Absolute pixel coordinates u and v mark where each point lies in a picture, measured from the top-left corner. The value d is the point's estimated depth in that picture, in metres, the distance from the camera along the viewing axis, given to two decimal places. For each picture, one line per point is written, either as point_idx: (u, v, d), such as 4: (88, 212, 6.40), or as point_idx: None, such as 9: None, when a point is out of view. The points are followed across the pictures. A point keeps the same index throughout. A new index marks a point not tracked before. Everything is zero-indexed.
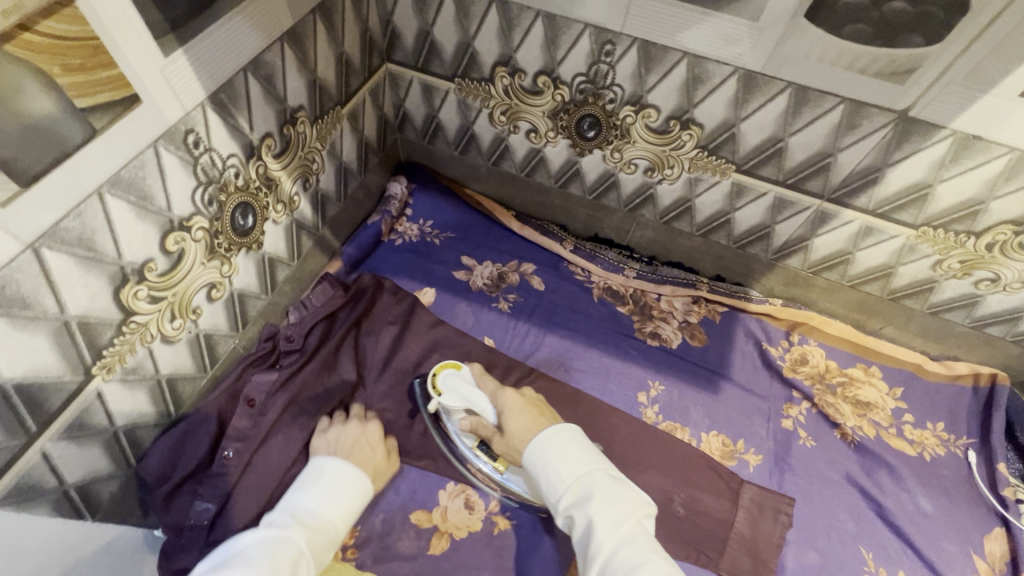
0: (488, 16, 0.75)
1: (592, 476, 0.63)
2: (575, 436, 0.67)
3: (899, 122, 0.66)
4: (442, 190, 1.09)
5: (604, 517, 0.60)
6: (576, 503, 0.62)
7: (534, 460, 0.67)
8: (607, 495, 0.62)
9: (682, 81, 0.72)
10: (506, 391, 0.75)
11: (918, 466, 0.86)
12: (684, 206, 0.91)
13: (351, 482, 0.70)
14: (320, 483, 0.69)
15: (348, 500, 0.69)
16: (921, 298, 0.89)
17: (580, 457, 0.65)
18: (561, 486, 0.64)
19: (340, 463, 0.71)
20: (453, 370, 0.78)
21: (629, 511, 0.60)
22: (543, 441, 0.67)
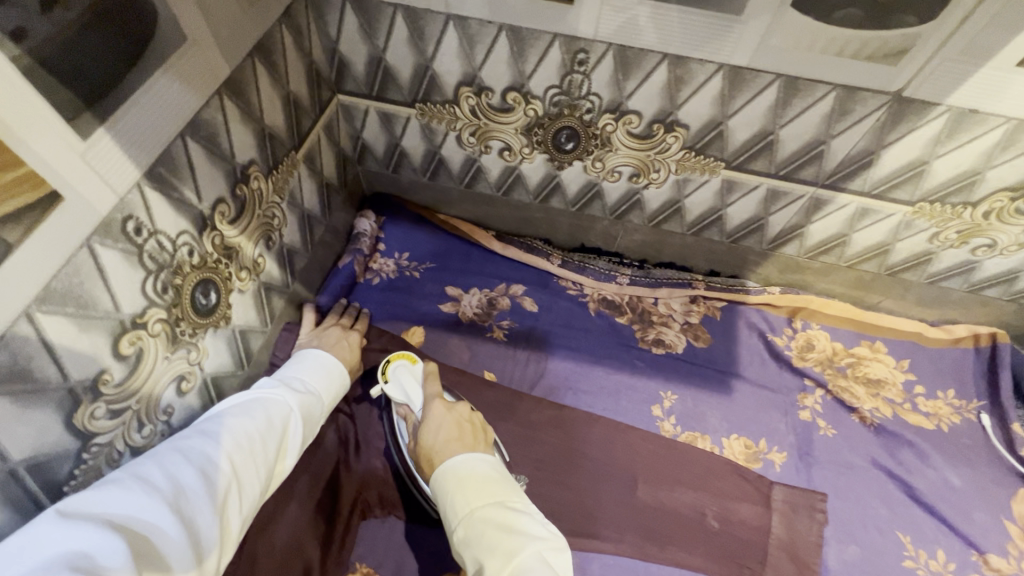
0: (445, 35, 0.69)
1: (488, 507, 0.57)
2: (480, 464, 0.62)
3: (893, 103, 0.63)
4: (415, 219, 1.02)
5: (493, 552, 0.52)
6: (469, 540, 0.55)
7: (438, 492, 0.62)
8: (500, 529, 0.55)
9: (664, 83, 0.68)
10: (434, 402, 0.72)
11: (938, 438, 0.86)
12: (673, 207, 0.87)
13: (333, 363, 0.72)
14: (304, 361, 0.70)
15: (332, 372, 0.71)
16: (918, 270, 0.88)
17: (483, 486, 0.60)
18: (454, 520, 0.58)
19: (321, 351, 0.72)
20: (406, 362, 0.79)
21: (523, 542, 0.53)
22: (444, 472, 0.62)
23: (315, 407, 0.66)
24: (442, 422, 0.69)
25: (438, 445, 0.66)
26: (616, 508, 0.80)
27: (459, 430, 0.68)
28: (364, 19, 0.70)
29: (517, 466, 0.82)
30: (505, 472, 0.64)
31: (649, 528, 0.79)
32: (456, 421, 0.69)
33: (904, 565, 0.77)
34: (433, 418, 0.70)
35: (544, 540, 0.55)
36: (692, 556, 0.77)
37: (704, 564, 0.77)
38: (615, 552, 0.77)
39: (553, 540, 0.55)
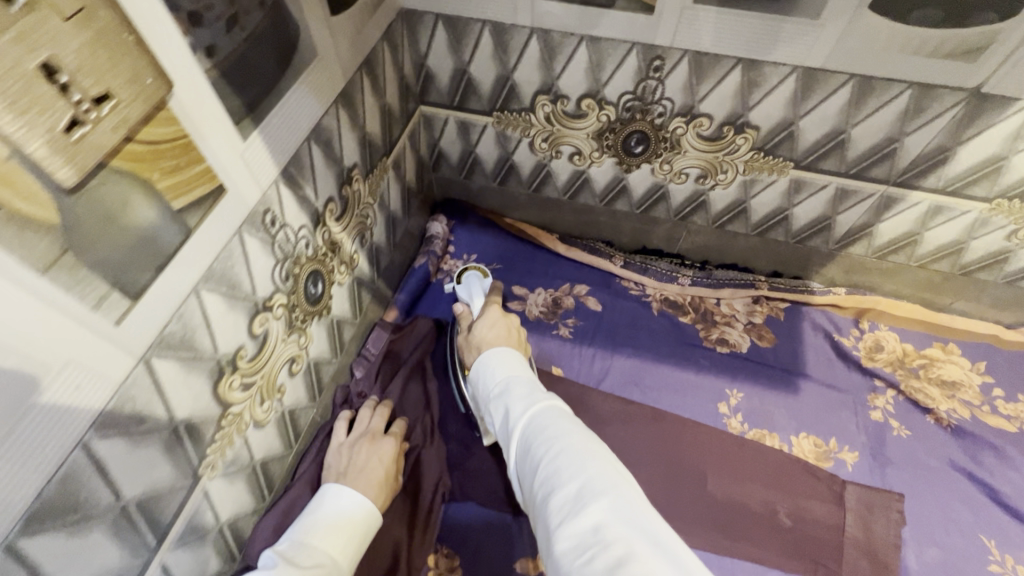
0: (528, 47, 0.74)
1: (522, 374, 0.63)
2: (517, 350, 0.68)
3: (971, 100, 0.65)
4: (482, 223, 1.07)
5: (523, 399, 0.58)
6: (501, 393, 0.61)
7: (477, 367, 0.68)
8: (531, 389, 0.60)
9: (737, 86, 0.71)
10: (491, 309, 0.79)
11: (1022, 442, 0.84)
12: (739, 208, 0.89)
13: (352, 507, 0.66)
14: (317, 515, 0.65)
15: (350, 520, 0.65)
16: (994, 270, 0.87)
17: (520, 362, 0.66)
18: (491, 384, 0.64)
19: (339, 487, 0.68)
20: (477, 274, 0.93)
21: (551, 393, 0.59)
22: (489, 353, 0.68)
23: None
24: (493, 321, 0.76)
25: (488, 337, 0.73)
26: (687, 503, 0.82)
27: (507, 332, 0.74)
28: (453, 35, 0.76)
29: None
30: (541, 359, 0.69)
31: (721, 523, 0.80)
32: (505, 324, 0.75)
33: (990, 569, 0.75)
34: (486, 317, 0.77)
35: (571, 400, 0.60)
36: (766, 552, 0.78)
37: (777, 560, 0.77)
38: (688, 545, 0.78)
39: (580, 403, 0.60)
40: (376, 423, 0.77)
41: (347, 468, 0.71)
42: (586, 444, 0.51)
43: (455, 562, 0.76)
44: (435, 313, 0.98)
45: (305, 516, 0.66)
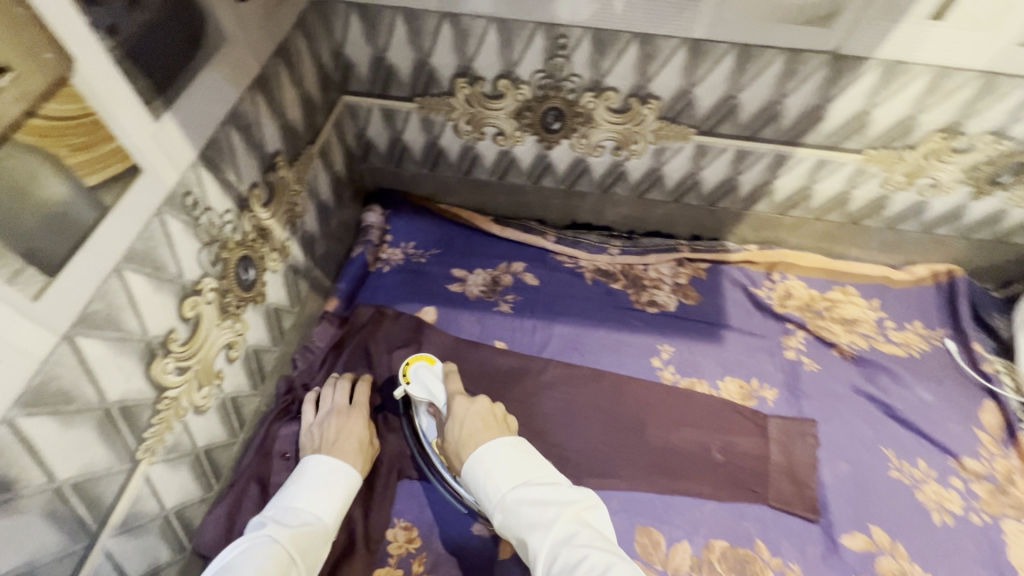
0: (440, 31, 0.78)
1: (518, 487, 0.64)
2: (496, 444, 0.68)
3: (832, 61, 0.74)
4: (418, 210, 1.09)
5: (532, 526, 0.59)
6: (508, 520, 0.62)
7: (469, 481, 0.68)
8: (534, 504, 0.61)
9: (636, 59, 0.77)
10: (457, 397, 0.76)
11: (911, 363, 0.95)
12: (654, 176, 0.96)
13: (332, 472, 0.68)
14: (301, 479, 0.67)
15: (331, 483, 0.67)
16: (876, 215, 0.98)
17: (511, 468, 0.66)
18: (493, 508, 0.64)
19: (318, 457, 0.69)
20: (424, 363, 0.81)
21: (559, 507, 0.60)
22: (474, 462, 0.68)
23: (317, 535, 0.62)
24: (464, 416, 0.73)
25: (461, 439, 0.70)
26: (629, 451, 0.88)
27: (482, 421, 0.72)
28: (367, 22, 0.78)
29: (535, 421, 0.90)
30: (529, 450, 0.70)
31: (660, 466, 0.87)
32: (477, 414, 0.73)
33: (890, 474, 0.85)
34: (455, 412, 0.74)
35: (575, 504, 0.61)
36: (702, 486, 0.85)
37: (713, 492, 0.84)
38: (631, 489, 0.84)
39: (581, 502, 0.62)
40: (361, 396, 0.79)
41: (326, 440, 0.73)
42: (610, 572, 0.52)
43: (413, 533, 0.77)
44: (377, 300, 0.99)
45: (293, 481, 0.68)
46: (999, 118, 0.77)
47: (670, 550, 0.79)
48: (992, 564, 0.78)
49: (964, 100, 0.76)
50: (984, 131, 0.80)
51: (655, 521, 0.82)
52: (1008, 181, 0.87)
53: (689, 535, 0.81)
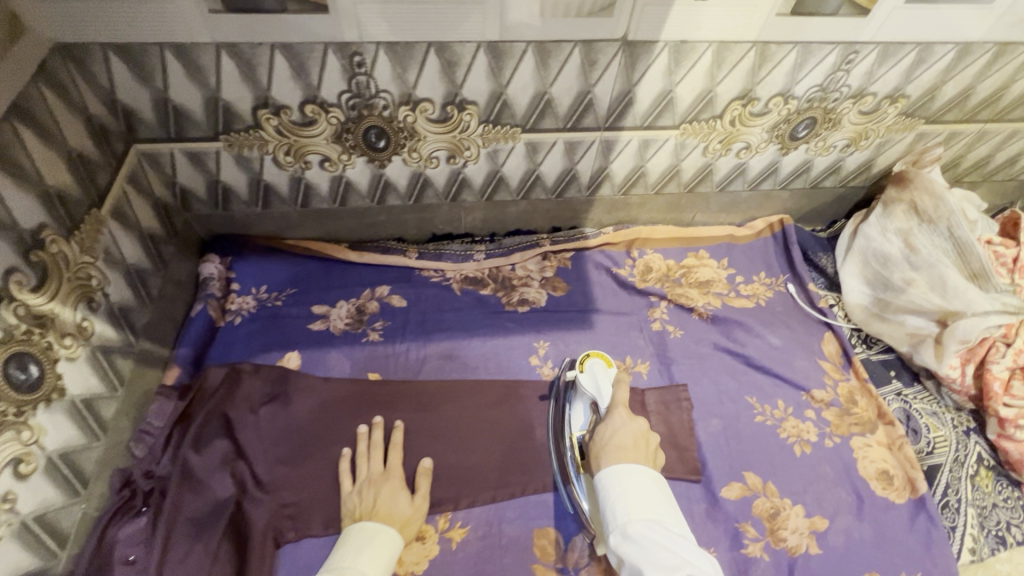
0: (222, 64, 0.71)
1: (648, 521, 0.62)
2: (640, 474, 0.67)
3: (625, 47, 0.76)
4: (263, 251, 1.01)
5: (651, 565, 0.59)
6: (627, 546, 0.62)
7: (600, 491, 0.68)
8: (658, 550, 0.60)
9: (439, 68, 0.75)
10: (617, 409, 0.77)
11: (760, 313, 1.03)
12: (496, 178, 0.96)
13: (378, 534, 0.72)
14: (352, 537, 0.72)
15: (377, 543, 0.71)
16: (708, 181, 1.04)
17: (645, 501, 0.65)
18: (613, 526, 0.64)
19: (363, 522, 0.73)
20: (602, 364, 0.87)
21: (682, 568, 0.57)
22: (612, 476, 0.68)
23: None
24: (623, 431, 0.73)
25: (609, 446, 0.72)
26: (519, 455, 0.86)
27: (634, 441, 0.72)
28: (134, 64, 0.70)
29: (418, 448, 0.86)
30: (664, 488, 0.68)
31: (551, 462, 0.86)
32: (632, 433, 0.73)
33: (756, 420, 0.91)
34: (614, 420, 0.75)
35: (699, 564, 0.59)
36: None
37: None
38: (523, 494, 0.83)
39: (704, 563, 0.60)
40: (394, 461, 0.81)
41: (365, 507, 0.76)
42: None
43: None
44: (231, 357, 0.91)
45: (343, 544, 0.72)
46: (781, 81, 0.84)
47: (568, 545, 0.79)
48: (847, 480, 0.86)
49: (749, 69, 0.82)
50: (773, 93, 0.86)
51: (551, 520, 0.81)
52: (806, 135, 0.96)
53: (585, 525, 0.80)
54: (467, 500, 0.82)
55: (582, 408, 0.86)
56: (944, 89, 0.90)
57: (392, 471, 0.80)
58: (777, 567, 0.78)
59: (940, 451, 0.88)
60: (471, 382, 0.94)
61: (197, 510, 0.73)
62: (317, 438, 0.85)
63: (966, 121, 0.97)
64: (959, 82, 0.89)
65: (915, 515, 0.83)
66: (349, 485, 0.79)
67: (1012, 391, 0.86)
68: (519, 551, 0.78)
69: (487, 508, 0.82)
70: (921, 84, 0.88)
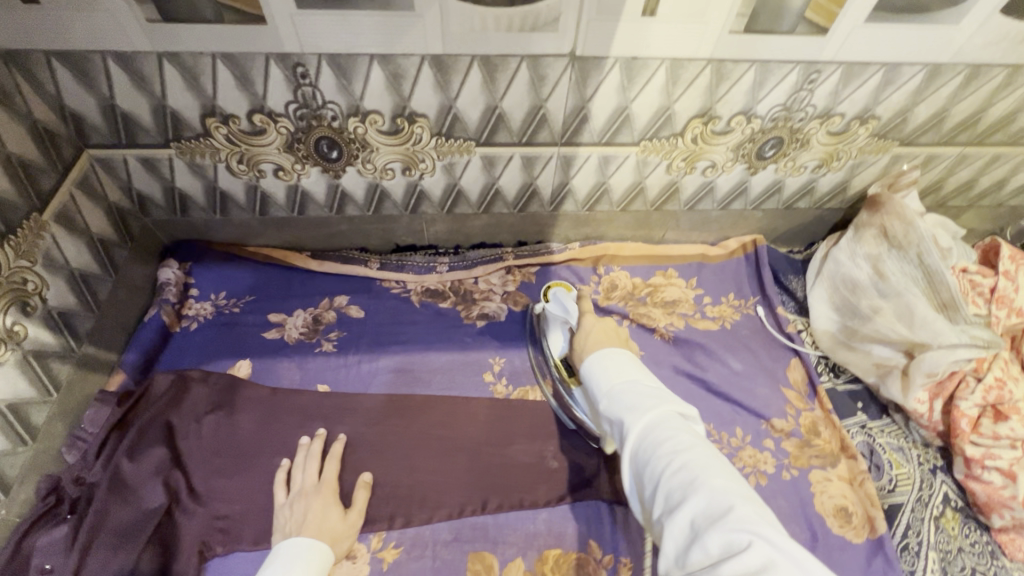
0: (165, 73, 0.71)
1: (629, 380, 0.62)
2: (618, 349, 0.68)
3: (573, 63, 0.74)
4: (224, 258, 1.01)
5: (634, 409, 0.58)
6: (611, 404, 0.61)
7: (586, 376, 0.69)
8: (641, 393, 0.60)
9: (384, 80, 0.75)
10: (585, 318, 0.82)
11: (724, 336, 1.00)
12: (454, 191, 0.95)
13: (309, 550, 0.69)
14: (280, 556, 0.68)
15: (308, 562, 0.68)
16: (675, 200, 1.01)
17: (624, 367, 0.65)
18: (599, 393, 0.64)
19: (293, 538, 0.70)
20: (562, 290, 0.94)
21: (665, 402, 0.58)
22: (592, 359, 0.69)
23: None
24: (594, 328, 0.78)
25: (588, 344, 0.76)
26: (462, 475, 0.84)
27: (604, 334, 0.76)
28: (76, 70, 0.70)
29: (358, 463, 0.84)
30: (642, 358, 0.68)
31: (493, 484, 0.84)
32: (603, 328, 0.78)
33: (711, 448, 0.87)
34: (585, 325, 0.80)
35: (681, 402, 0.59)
36: (537, 496, 0.83)
37: (547, 501, 0.83)
38: (461, 516, 0.81)
39: (688, 406, 0.59)
40: (328, 475, 0.80)
41: (294, 522, 0.73)
42: (697, 456, 0.51)
43: None
44: (182, 363, 0.91)
45: (273, 558, 0.69)
46: (741, 100, 0.82)
47: (503, 570, 0.76)
48: (802, 516, 0.81)
49: (706, 86, 0.80)
50: (734, 112, 0.84)
51: (488, 545, 0.79)
52: (774, 155, 0.93)
53: (522, 550, 0.78)
54: (402, 520, 0.80)
55: (558, 332, 0.91)
56: (917, 111, 0.87)
57: (325, 484, 0.79)
58: None
59: (902, 489, 0.83)
60: (421, 397, 0.92)
61: (123, 518, 0.72)
62: (257, 449, 0.83)
63: (944, 144, 0.94)
64: (932, 104, 0.85)
65: (872, 555, 0.78)
66: (281, 497, 0.77)
67: (981, 430, 0.81)
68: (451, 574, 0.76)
69: (423, 529, 0.80)
70: (890, 105, 0.85)
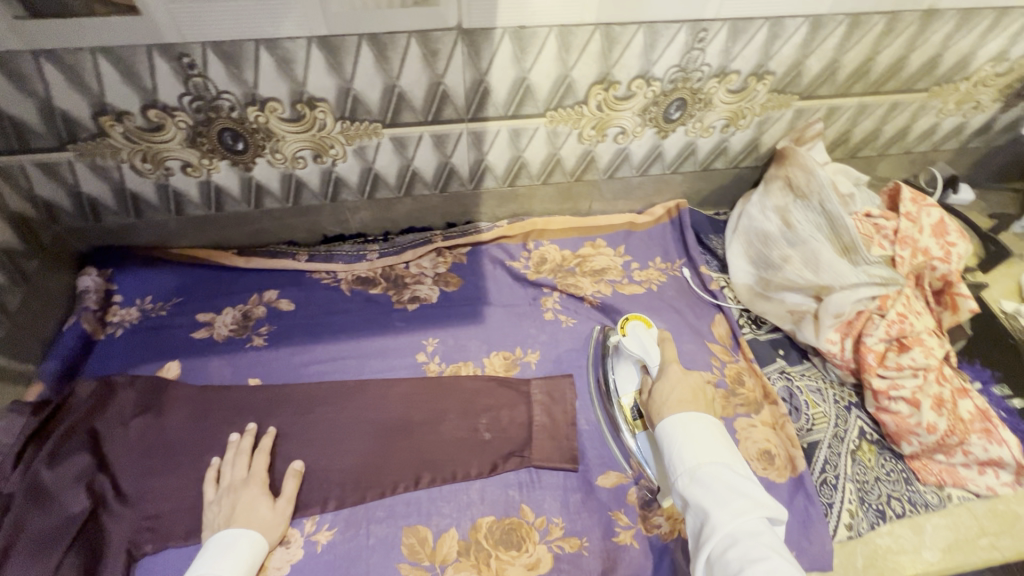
0: (46, 72, 0.71)
1: (716, 466, 0.64)
2: (706, 422, 0.68)
3: (463, 36, 0.75)
4: (145, 261, 1.00)
5: (721, 508, 0.60)
6: (694, 489, 0.63)
7: (664, 437, 0.69)
8: (729, 492, 0.61)
9: (275, 66, 0.75)
10: (670, 366, 0.78)
11: (651, 298, 1.02)
12: (371, 175, 0.95)
13: (240, 540, 0.71)
14: (211, 548, 0.70)
15: (237, 551, 0.70)
16: (594, 169, 1.03)
17: (710, 445, 0.66)
18: (681, 470, 0.65)
19: (226, 530, 0.72)
20: (640, 326, 0.88)
21: (754, 509, 0.59)
22: (675, 424, 0.69)
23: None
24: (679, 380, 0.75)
25: (670, 400, 0.73)
26: (395, 454, 0.85)
27: (693, 394, 0.73)
28: None
29: (289, 451, 0.84)
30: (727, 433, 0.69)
31: (426, 460, 0.85)
32: (690, 386, 0.74)
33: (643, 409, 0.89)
34: (671, 376, 0.76)
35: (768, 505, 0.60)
36: (469, 468, 0.85)
37: (480, 472, 0.84)
38: (395, 493, 0.82)
39: (776, 509, 0.61)
40: (257, 468, 0.80)
41: (224, 517, 0.74)
42: None
43: None
44: (107, 369, 0.90)
45: (201, 552, 0.70)
46: (637, 63, 0.84)
47: (437, 541, 0.78)
48: None
49: (599, 52, 0.81)
50: (632, 76, 0.86)
51: (422, 518, 0.80)
52: (680, 117, 0.95)
53: (456, 521, 0.80)
54: (336, 501, 0.81)
55: (631, 367, 0.88)
56: (808, 64, 0.90)
57: (253, 477, 0.79)
58: (647, 552, 0.78)
59: (819, 427, 0.87)
60: (353, 382, 0.92)
61: (43, 524, 0.73)
62: (185, 447, 0.83)
63: (841, 94, 0.97)
64: (821, 56, 0.89)
65: (794, 493, 0.81)
66: (212, 493, 0.78)
67: (886, 364, 0.85)
68: (386, 550, 0.77)
69: (357, 509, 0.80)
70: (782, 59, 0.88)
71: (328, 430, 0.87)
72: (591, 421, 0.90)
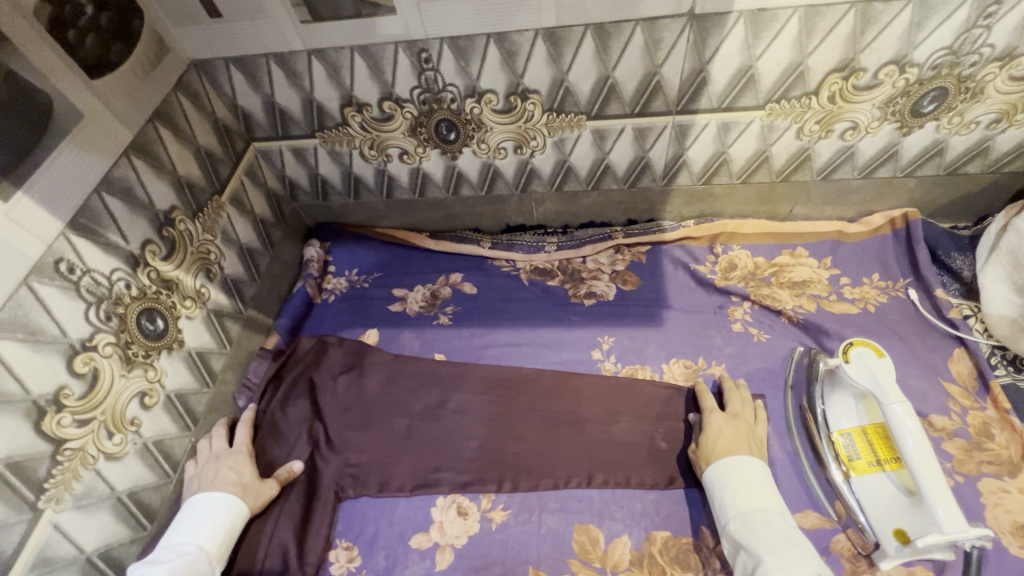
0: (313, 68, 0.82)
1: (764, 512, 0.68)
2: (758, 470, 0.73)
3: (692, 23, 0.71)
4: (355, 238, 1.12)
5: (771, 551, 0.63)
6: (746, 532, 0.67)
7: (713, 482, 0.74)
8: (778, 537, 0.65)
9: (500, 59, 0.78)
10: (712, 414, 0.81)
11: (865, 319, 0.89)
12: (564, 168, 0.96)
13: (214, 506, 0.74)
14: (191, 511, 0.74)
15: (210, 518, 0.73)
16: (806, 169, 0.92)
17: (760, 492, 0.71)
18: (733, 512, 0.70)
19: (201, 496, 0.75)
20: (873, 354, 0.74)
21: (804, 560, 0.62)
22: (728, 467, 0.74)
23: (199, 563, 0.70)
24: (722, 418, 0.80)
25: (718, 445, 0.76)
26: (566, 448, 0.85)
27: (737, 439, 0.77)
28: (246, 72, 0.83)
29: (468, 429, 0.88)
30: None
31: (598, 459, 0.83)
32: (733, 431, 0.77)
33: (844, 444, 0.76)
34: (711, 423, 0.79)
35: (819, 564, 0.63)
36: (644, 477, 0.81)
37: (655, 483, 0.81)
38: (567, 487, 0.82)
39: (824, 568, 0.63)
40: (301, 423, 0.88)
41: (204, 481, 0.78)
42: None
43: (354, 553, 0.80)
44: (322, 330, 1.02)
45: (182, 516, 0.75)
46: (893, 46, 0.72)
47: (608, 545, 0.76)
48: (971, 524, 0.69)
49: (848, 35, 0.71)
50: (884, 62, 0.74)
51: (593, 518, 0.79)
52: (934, 110, 0.80)
53: (629, 528, 0.77)
54: (510, 484, 0.82)
55: (847, 401, 0.78)
56: None
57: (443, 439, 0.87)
58: None
59: None
60: (530, 370, 0.94)
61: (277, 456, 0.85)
62: (382, 409, 0.91)
63: None
64: None
65: None
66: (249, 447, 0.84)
67: None
68: (557, 542, 0.77)
69: (530, 495, 0.82)
70: None
71: (505, 413, 0.89)
72: (788, 453, 0.80)
